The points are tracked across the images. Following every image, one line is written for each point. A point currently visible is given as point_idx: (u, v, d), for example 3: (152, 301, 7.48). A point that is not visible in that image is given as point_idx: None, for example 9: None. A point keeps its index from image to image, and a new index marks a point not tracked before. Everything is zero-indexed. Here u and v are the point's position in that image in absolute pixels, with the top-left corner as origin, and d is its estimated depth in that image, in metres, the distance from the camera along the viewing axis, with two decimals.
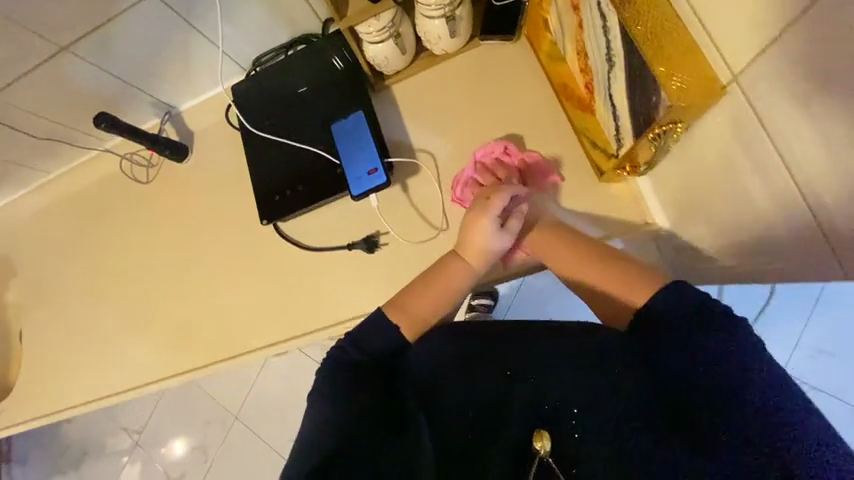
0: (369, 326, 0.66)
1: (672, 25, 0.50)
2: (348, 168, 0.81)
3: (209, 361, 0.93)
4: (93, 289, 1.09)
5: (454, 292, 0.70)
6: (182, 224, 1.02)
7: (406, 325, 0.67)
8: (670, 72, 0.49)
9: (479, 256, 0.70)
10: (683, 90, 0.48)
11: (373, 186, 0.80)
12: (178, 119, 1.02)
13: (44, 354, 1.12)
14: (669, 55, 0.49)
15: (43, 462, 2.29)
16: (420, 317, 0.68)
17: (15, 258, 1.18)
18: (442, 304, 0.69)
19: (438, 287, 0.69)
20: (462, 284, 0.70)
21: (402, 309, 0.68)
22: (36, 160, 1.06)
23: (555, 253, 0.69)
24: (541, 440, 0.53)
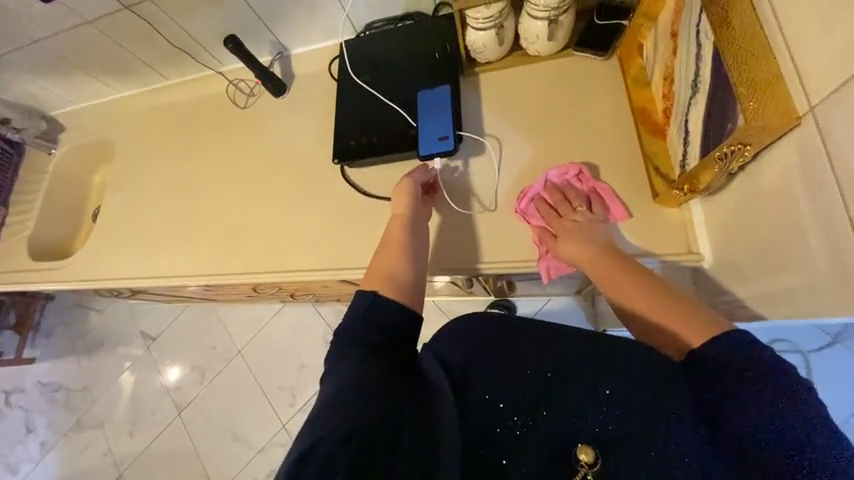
0: (357, 305, 0.71)
1: (764, 53, 0.53)
2: (423, 130, 0.90)
3: (249, 271, 1.03)
4: (170, 185, 1.23)
5: (406, 247, 0.81)
6: (262, 149, 1.14)
7: (382, 287, 0.74)
8: (752, 95, 0.53)
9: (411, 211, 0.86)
10: (760, 111, 0.52)
11: (440, 150, 0.88)
12: (286, 60, 1.16)
13: (114, 229, 1.27)
14: (756, 77, 0.53)
15: (65, 340, 2.51)
16: (392, 276, 0.76)
17: (116, 144, 1.36)
18: (399, 255, 0.79)
19: (391, 242, 0.82)
20: (406, 236, 0.82)
21: (375, 276, 0.76)
22: (161, 65, 1.23)
23: (608, 275, 0.69)
24: (584, 454, 0.51)
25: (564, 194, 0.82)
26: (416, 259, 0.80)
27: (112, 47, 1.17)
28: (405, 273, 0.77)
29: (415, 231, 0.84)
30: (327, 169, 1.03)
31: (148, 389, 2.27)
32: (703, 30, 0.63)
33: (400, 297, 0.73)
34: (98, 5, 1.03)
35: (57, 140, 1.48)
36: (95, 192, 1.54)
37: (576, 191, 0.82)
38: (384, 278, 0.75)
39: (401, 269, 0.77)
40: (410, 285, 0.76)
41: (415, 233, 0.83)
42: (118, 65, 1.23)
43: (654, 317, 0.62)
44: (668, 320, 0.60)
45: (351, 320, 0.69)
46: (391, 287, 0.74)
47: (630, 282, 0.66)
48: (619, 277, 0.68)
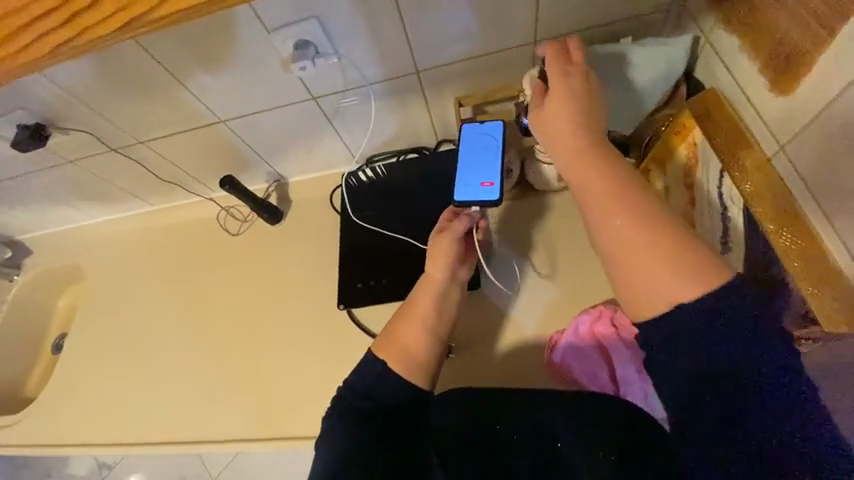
0: (366, 370, 0.68)
1: (819, 254, 0.51)
2: (463, 172, 0.79)
3: (239, 434, 0.89)
4: (148, 321, 1.10)
5: (432, 316, 0.72)
6: (255, 283, 1.05)
7: (394, 358, 0.68)
8: (823, 303, 0.50)
9: (444, 267, 0.74)
10: (839, 324, 0.49)
11: (482, 199, 0.77)
12: (283, 188, 1.12)
13: (77, 374, 1.11)
14: (824, 287, 0.50)
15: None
16: (410, 347, 0.69)
17: (88, 270, 1.24)
18: (417, 321, 0.71)
19: (416, 307, 0.73)
20: (432, 305, 0.72)
21: (390, 341, 0.70)
22: (147, 194, 1.16)
23: (586, 176, 0.58)
24: None
25: (606, 346, 0.75)
26: (436, 328, 0.72)
27: (95, 180, 1.11)
28: (424, 350, 0.70)
29: (445, 305, 0.74)
30: (329, 309, 0.95)
31: None
32: (728, 196, 0.61)
33: (413, 376, 0.68)
34: (84, 147, 0.99)
35: (21, 264, 1.34)
36: (60, 318, 1.38)
37: (620, 339, 0.75)
38: (398, 348, 0.69)
39: (417, 339, 0.70)
40: (423, 360, 0.69)
41: (443, 301, 0.73)
42: (100, 194, 1.17)
43: (634, 274, 0.51)
44: (676, 258, 0.49)
45: (359, 379, 0.67)
46: (402, 359, 0.68)
47: (610, 195, 0.55)
48: (613, 209, 0.54)
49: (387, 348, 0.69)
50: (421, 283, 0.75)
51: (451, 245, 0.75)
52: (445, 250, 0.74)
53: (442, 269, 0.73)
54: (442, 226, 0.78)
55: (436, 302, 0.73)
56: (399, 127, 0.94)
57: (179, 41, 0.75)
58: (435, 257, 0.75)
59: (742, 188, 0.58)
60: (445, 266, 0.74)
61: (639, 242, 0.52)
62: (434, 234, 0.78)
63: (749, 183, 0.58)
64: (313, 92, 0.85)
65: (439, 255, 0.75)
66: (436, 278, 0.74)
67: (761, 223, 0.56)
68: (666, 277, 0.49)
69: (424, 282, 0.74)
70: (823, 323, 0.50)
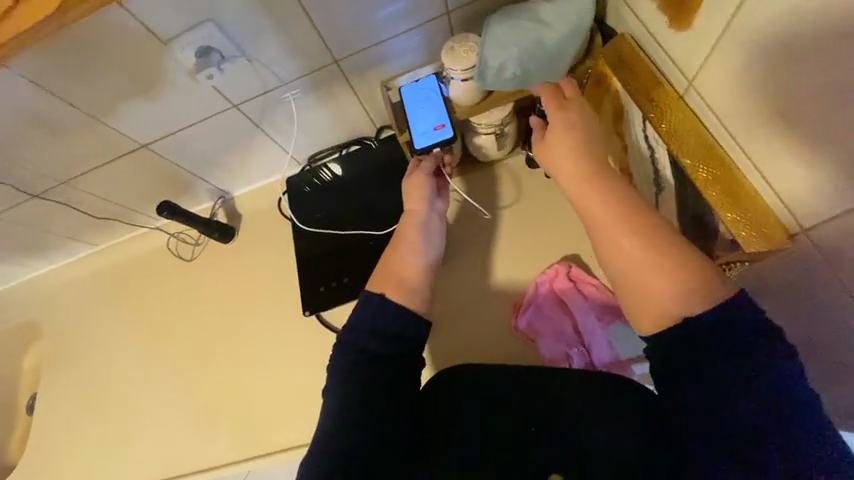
0: (367, 310, 0.66)
1: (737, 181, 0.54)
2: (413, 125, 0.78)
3: (231, 457, 0.88)
4: (118, 364, 1.07)
5: (418, 244, 0.73)
6: (220, 304, 1.02)
7: (392, 290, 0.67)
8: (742, 227, 0.53)
9: (421, 199, 0.76)
10: (758, 244, 0.52)
11: (439, 139, 0.77)
12: (231, 203, 1.08)
13: (54, 432, 1.07)
14: (741, 212, 0.53)
15: None
16: (402, 277, 0.69)
17: (43, 325, 1.18)
18: (408, 252, 0.71)
19: (402, 239, 0.73)
20: (418, 236, 0.73)
21: (382, 277, 0.70)
22: (88, 235, 1.11)
23: (596, 209, 0.60)
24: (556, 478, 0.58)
25: (565, 297, 0.79)
26: (428, 258, 0.73)
27: (28, 232, 1.05)
28: (417, 277, 0.70)
29: (430, 234, 0.75)
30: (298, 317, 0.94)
31: None
32: (652, 137, 0.63)
33: (410, 302, 0.67)
34: (5, 199, 0.93)
35: None
36: (28, 380, 1.32)
37: (577, 288, 0.79)
38: (393, 281, 0.69)
39: (412, 270, 0.70)
40: (418, 287, 0.69)
41: (428, 229, 0.75)
42: (38, 245, 1.11)
43: (652, 297, 0.53)
44: (689, 279, 0.52)
45: (360, 318, 0.66)
46: (400, 290, 0.68)
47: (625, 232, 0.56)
48: (628, 240, 0.56)
49: (381, 281, 0.69)
50: (405, 219, 0.76)
51: (427, 177, 0.77)
52: (421, 184, 0.77)
53: (422, 199, 0.76)
54: (417, 163, 0.80)
55: (421, 231, 0.74)
56: (332, 120, 0.92)
57: (70, 67, 0.70)
58: (413, 193, 0.77)
59: (659, 128, 0.60)
60: (425, 198, 0.76)
61: (655, 272, 0.54)
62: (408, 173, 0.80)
63: (664, 123, 0.60)
64: (233, 99, 0.81)
65: (417, 189, 0.77)
66: (418, 210, 0.76)
67: (680, 161, 0.58)
68: (680, 295, 0.52)
69: (408, 216, 0.76)
70: (744, 246, 0.53)
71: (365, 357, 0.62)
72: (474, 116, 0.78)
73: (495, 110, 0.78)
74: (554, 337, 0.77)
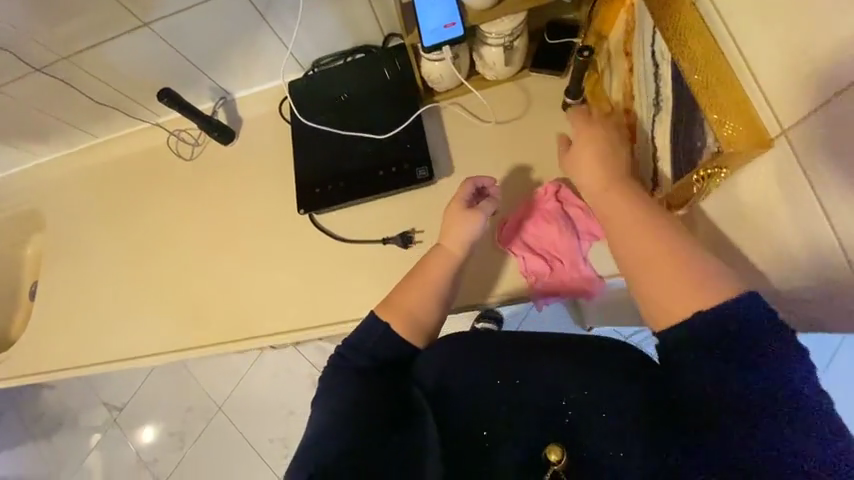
0: (367, 329, 0.72)
1: (726, 81, 0.54)
2: (421, 21, 0.76)
3: (221, 340, 0.94)
4: (117, 253, 1.11)
5: (437, 287, 0.75)
6: (218, 203, 1.05)
7: (398, 322, 0.72)
8: (724, 127, 0.53)
9: (457, 246, 0.77)
10: (733, 141, 0.52)
11: (449, 38, 0.75)
12: (232, 106, 1.08)
13: (54, 311, 1.12)
14: (725, 111, 0.53)
15: (15, 423, 2.27)
16: (414, 314, 0.73)
17: (44, 212, 1.21)
18: (425, 290, 0.75)
19: (423, 278, 0.76)
20: (443, 276, 0.76)
21: (397, 308, 0.73)
22: (89, 124, 1.11)
23: (610, 197, 0.68)
24: (554, 454, 0.60)
25: (549, 215, 0.82)
26: (444, 298, 0.76)
27: (28, 112, 1.05)
28: (430, 316, 0.74)
29: (454, 277, 0.77)
30: (292, 219, 0.97)
31: (122, 465, 2.09)
32: (659, 51, 0.64)
33: (413, 339, 0.73)
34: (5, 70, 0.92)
35: None
36: (30, 267, 1.37)
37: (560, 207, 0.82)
38: (402, 312, 0.73)
39: (423, 310, 0.74)
40: (425, 325, 0.74)
41: (454, 277, 0.77)
42: (39, 129, 1.11)
43: (662, 287, 0.59)
44: (697, 274, 0.57)
45: (361, 337, 0.72)
46: (405, 325, 0.73)
47: (634, 222, 0.65)
48: (643, 232, 0.63)
49: (393, 313, 0.73)
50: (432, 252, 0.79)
51: (469, 219, 0.78)
52: (458, 222, 0.78)
53: (456, 239, 0.77)
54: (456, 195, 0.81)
55: (444, 277, 0.76)
56: (340, 21, 0.90)
57: None
58: (449, 231, 0.78)
59: (665, 32, 0.60)
60: (460, 238, 0.77)
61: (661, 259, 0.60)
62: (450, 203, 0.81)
63: (670, 29, 0.60)
64: None
65: (457, 232, 0.77)
66: (451, 250, 0.77)
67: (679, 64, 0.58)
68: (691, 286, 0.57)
69: (437, 250, 0.78)
70: (724, 145, 0.53)
71: (362, 371, 0.69)
72: (486, 23, 0.77)
73: (506, 20, 0.77)
74: (533, 253, 0.81)
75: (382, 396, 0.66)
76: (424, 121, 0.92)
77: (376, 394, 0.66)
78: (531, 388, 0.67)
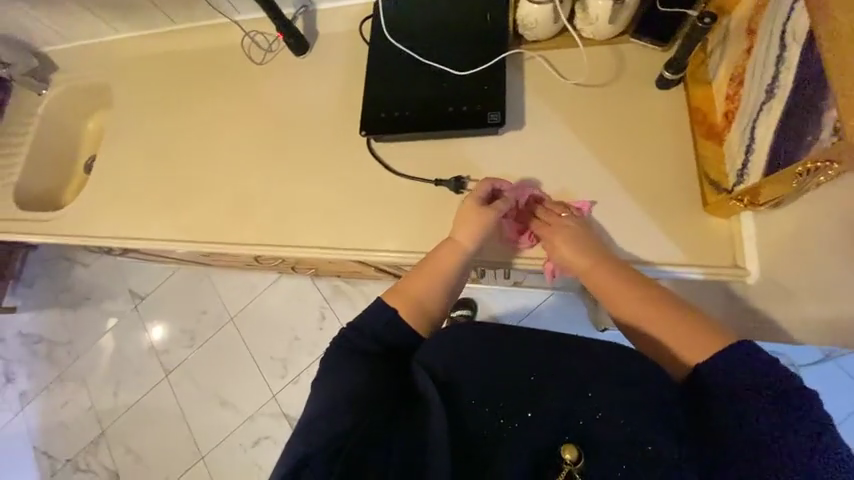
0: (372, 313, 0.73)
1: None
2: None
3: (259, 243, 0.97)
4: (174, 141, 1.14)
5: (445, 275, 0.77)
6: (280, 112, 1.06)
7: (405, 311, 0.74)
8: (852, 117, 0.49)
9: (469, 237, 0.77)
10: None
11: None
12: (311, 16, 1.06)
13: (108, 184, 1.18)
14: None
15: (48, 290, 2.45)
16: (420, 301, 0.75)
17: (113, 88, 1.24)
18: (434, 285, 0.76)
19: (431, 267, 0.77)
20: (451, 268, 0.77)
21: (402, 295, 0.75)
22: (171, 7, 1.11)
23: (602, 282, 0.71)
24: (569, 452, 0.59)
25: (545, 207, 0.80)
26: (451, 286, 0.78)
27: None
28: (438, 304, 0.76)
29: (463, 269, 0.79)
30: (350, 141, 0.97)
31: (134, 349, 2.24)
32: (792, 30, 0.58)
33: (421, 327, 0.74)
34: None
35: (49, 78, 1.35)
36: (89, 141, 1.43)
37: (551, 200, 0.81)
38: (410, 300, 0.75)
39: (433, 299, 0.76)
40: (432, 311, 0.76)
41: (463, 266, 0.78)
42: (123, 3, 1.12)
43: (655, 337, 0.65)
44: (689, 333, 0.62)
45: (364, 321, 0.73)
46: (415, 313, 0.74)
47: (626, 285, 0.69)
48: (632, 294, 0.68)
49: (401, 302, 0.75)
50: (441, 244, 0.79)
51: (480, 218, 0.77)
52: (474, 220, 0.77)
53: (469, 236, 0.77)
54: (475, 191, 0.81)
55: (454, 268, 0.78)
56: None
57: None
58: (463, 226, 0.78)
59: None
60: (474, 234, 0.77)
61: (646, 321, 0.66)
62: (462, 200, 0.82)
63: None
64: None
65: (469, 228, 0.77)
66: (461, 243, 0.78)
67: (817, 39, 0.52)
68: (681, 344, 0.62)
69: (447, 245, 0.78)
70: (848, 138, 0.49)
71: (361, 352, 0.70)
72: None
73: None
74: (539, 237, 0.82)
75: (382, 383, 0.68)
76: (507, 69, 0.89)
77: (377, 377, 0.68)
78: (514, 389, 0.67)
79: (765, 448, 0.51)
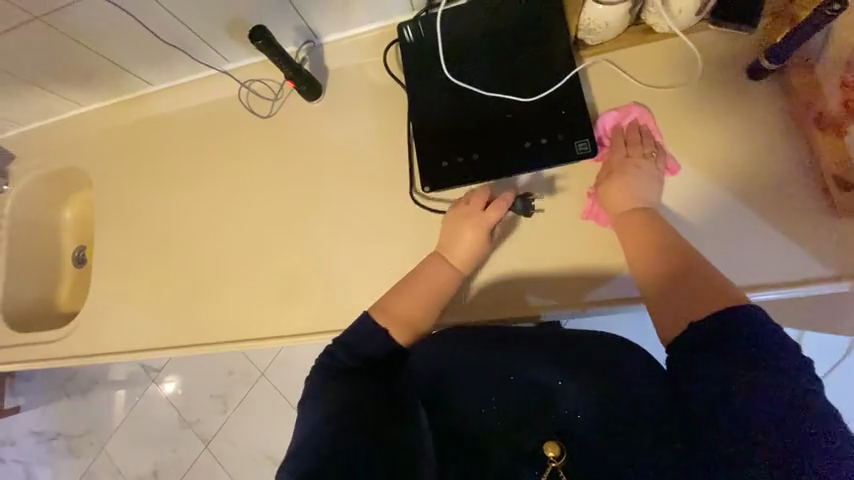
0: (357, 329, 0.66)
1: None
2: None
3: (320, 329, 0.84)
4: (182, 222, 0.98)
5: (434, 291, 0.72)
6: (304, 170, 0.91)
7: (394, 330, 0.68)
8: None
9: (463, 254, 0.73)
10: None
11: None
12: (318, 52, 0.91)
13: (115, 284, 1.01)
14: None
15: (51, 382, 2.25)
16: (409, 317, 0.69)
17: (90, 171, 1.06)
18: (429, 303, 0.71)
19: (422, 282, 0.72)
20: (448, 284, 0.73)
21: (390, 312, 0.69)
22: (145, 68, 0.93)
23: (634, 239, 0.66)
24: (552, 450, 0.53)
25: (626, 143, 0.73)
26: (442, 299, 0.72)
27: (72, 48, 0.86)
28: (427, 321, 0.70)
29: (450, 282, 0.73)
30: (401, 194, 0.84)
31: (163, 424, 2.09)
32: None
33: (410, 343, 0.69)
34: None
35: (8, 171, 1.14)
36: (71, 231, 1.24)
37: (641, 136, 0.73)
38: (401, 318, 0.69)
39: (421, 313, 0.70)
40: (419, 327, 0.70)
41: (451, 282, 0.73)
42: (84, 73, 0.93)
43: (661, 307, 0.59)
44: (691, 296, 0.56)
45: (355, 338, 0.65)
46: (409, 332, 0.69)
47: (659, 246, 0.63)
48: (661, 258, 0.62)
49: (388, 317, 0.68)
50: (435, 261, 0.74)
51: (471, 234, 0.73)
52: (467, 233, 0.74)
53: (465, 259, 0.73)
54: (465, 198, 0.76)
55: (440, 281, 0.73)
56: None
57: None
58: (454, 242, 0.74)
59: None
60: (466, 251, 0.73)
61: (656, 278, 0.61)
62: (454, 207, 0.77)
63: None
64: None
65: (463, 243, 0.73)
66: (456, 269, 0.73)
67: None
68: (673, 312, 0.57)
69: (441, 261, 0.74)
70: None
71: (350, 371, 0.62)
72: None
73: None
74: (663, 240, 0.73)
75: (371, 396, 0.58)
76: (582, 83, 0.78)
77: (354, 394, 0.58)
78: (516, 388, 0.59)
79: (767, 421, 0.44)
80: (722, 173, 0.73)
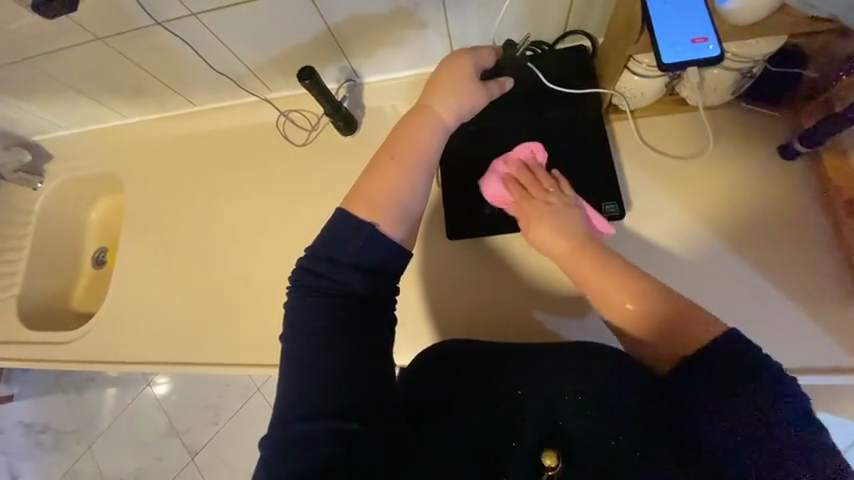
0: (337, 229, 0.60)
1: None
2: (661, 34, 0.60)
3: None
4: (205, 238, 1.00)
5: (415, 160, 0.66)
6: (332, 201, 0.93)
7: (372, 208, 0.62)
8: None
9: (443, 103, 0.69)
10: None
11: (700, 57, 0.59)
12: (358, 90, 0.95)
13: (133, 293, 1.02)
14: None
15: (46, 375, 2.23)
16: (384, 194, 0.63)
17: (123, 178, 1.09)
18: (410, 171, 0.65)
19: (404, 150, 0.66)
20: (428, 150, 0.67)
21: (364, 190, 0.63)
22: (192, 89, 0.97)
23: (588, 273, 0.65)
24: (549, 460, 0.54)
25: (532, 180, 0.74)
26: (427, 170, 0.66)
27: (127, 66, 0.90)
28: (412, 195, 0.64)
29: (434, 144, 0.68)
30: (430, 236, 0.86)
31: (153, 430, 2.06)
32: None
33: (396, 222, 0.62)
34: (116, 19, 0.77)
35: (43, 170, 1.18)
36: (94, 232, 1.26)
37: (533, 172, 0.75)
38: (377, 199, 0.62)
39: (400, 189, 0.63)
40: (404, 204, 0.63)
41: (437, 140, 0.68)
42: (134, 89, 0.97)
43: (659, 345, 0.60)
44: (697, 329, 0.57)
45: (331, 243, 0.59)
46: (391, 215, 0.62)
47: (642, 289, 0.61)
48: (625, 278, 0.62)
49: (365, 198, 0.63)
50: (418, 113, 0.69)
51: (454, 83, 0.70)
52: (452, 90, 0.69)
53: (451, 112, 0.68)
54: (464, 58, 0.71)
55: (423, 147, 0.67)
56: (525, 9, 0.78)
57: None
58: (436, 94, 0.70)
59: None
60: (453, 109, 0.69)
61: (654, 315, 0.60)
62: (449, 63, 0.71)
63: None
64: None
65: (448, 98, 0.69)
66: (437, 118, 0.69)
67: None
68: (668, 342, 0.59)
69: (425, 124, 0.68)
70: None
71: (340, 308, 0.57)
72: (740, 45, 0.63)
73: (764, 42, 0.63)
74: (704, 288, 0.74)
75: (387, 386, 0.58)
76: (612, 145, 0.81)
77: (340, 348, 0.55)
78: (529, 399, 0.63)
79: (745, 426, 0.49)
80: (745, 248, 0.75)
